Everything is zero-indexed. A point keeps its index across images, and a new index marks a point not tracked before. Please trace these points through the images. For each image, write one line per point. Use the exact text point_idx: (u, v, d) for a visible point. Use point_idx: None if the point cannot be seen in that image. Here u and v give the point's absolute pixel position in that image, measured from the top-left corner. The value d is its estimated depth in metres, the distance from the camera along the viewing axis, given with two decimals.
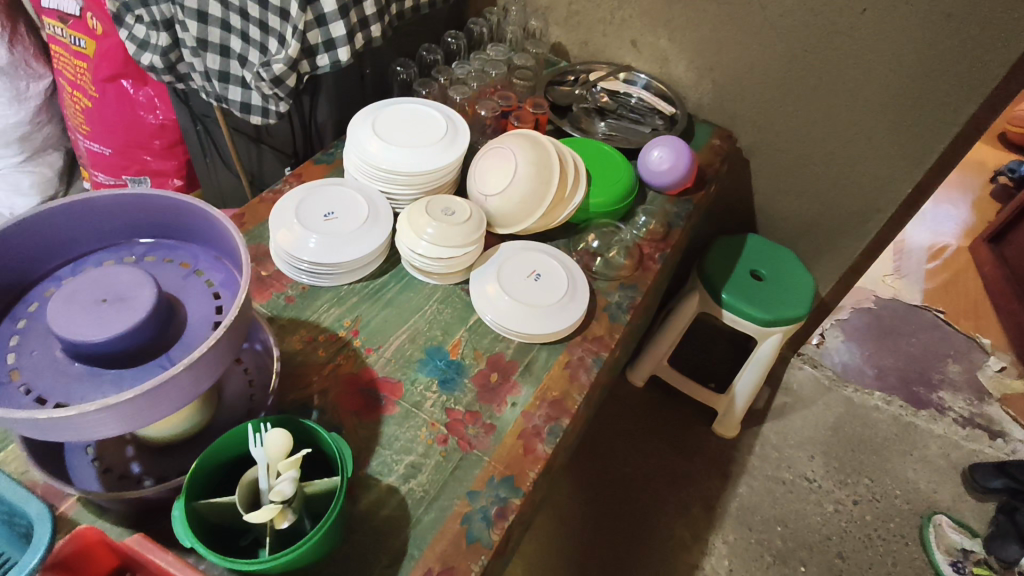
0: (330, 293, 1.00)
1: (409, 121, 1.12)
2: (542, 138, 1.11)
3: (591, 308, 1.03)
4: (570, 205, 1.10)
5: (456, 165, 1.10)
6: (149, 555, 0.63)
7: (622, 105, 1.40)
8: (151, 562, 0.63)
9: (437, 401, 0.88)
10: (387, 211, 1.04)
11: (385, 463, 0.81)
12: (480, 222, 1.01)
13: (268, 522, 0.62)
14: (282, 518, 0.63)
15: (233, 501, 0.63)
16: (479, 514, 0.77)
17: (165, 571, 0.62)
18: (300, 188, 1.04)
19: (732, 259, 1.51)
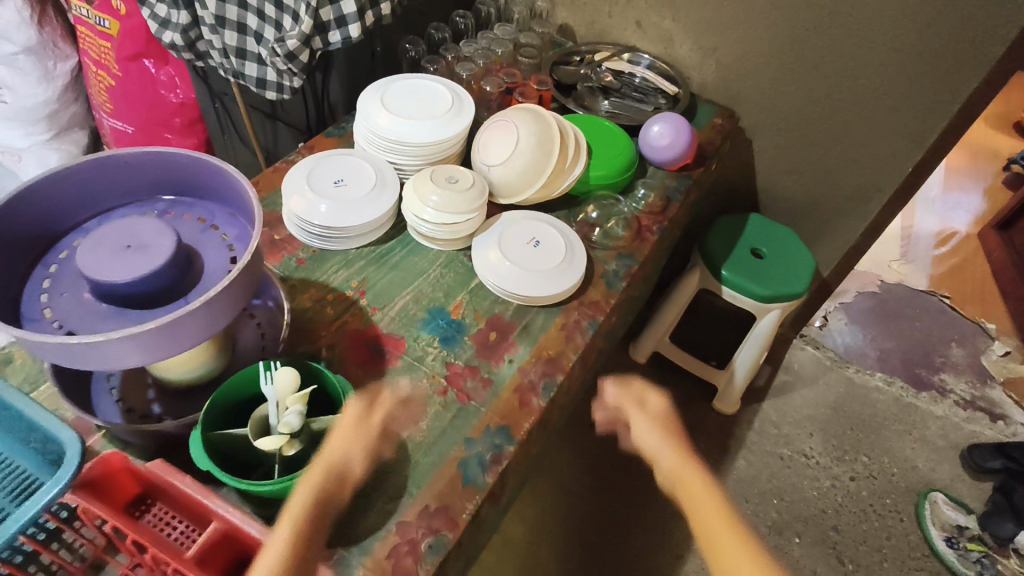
0: (338, 256, 1.05)
1: (415, 94, 1.16)
2: (544, 112, 1.14)
3: (588, 274, 1.08)
4: (570, 176, 1.14)
5: (462, 137, 1.15)
6: (168, 478, 0.69)
7: (626, 84, 1.43)
8: (169, 484, 0.69)
9: (438, 356, 0.93)
10: (395, 179, 1.09)
11: (388, 411, 0.86)
12: (482, 190, 1.06)
13: (277, 450, 0.68)
14: (290, 447, 0.68)
15: (245, 433, 0.68)
16: (474, 459, 0.82)
17: (183, 492, 0.68)
18: (311, 158, 1.09)
19: (734, 237, 1.53)
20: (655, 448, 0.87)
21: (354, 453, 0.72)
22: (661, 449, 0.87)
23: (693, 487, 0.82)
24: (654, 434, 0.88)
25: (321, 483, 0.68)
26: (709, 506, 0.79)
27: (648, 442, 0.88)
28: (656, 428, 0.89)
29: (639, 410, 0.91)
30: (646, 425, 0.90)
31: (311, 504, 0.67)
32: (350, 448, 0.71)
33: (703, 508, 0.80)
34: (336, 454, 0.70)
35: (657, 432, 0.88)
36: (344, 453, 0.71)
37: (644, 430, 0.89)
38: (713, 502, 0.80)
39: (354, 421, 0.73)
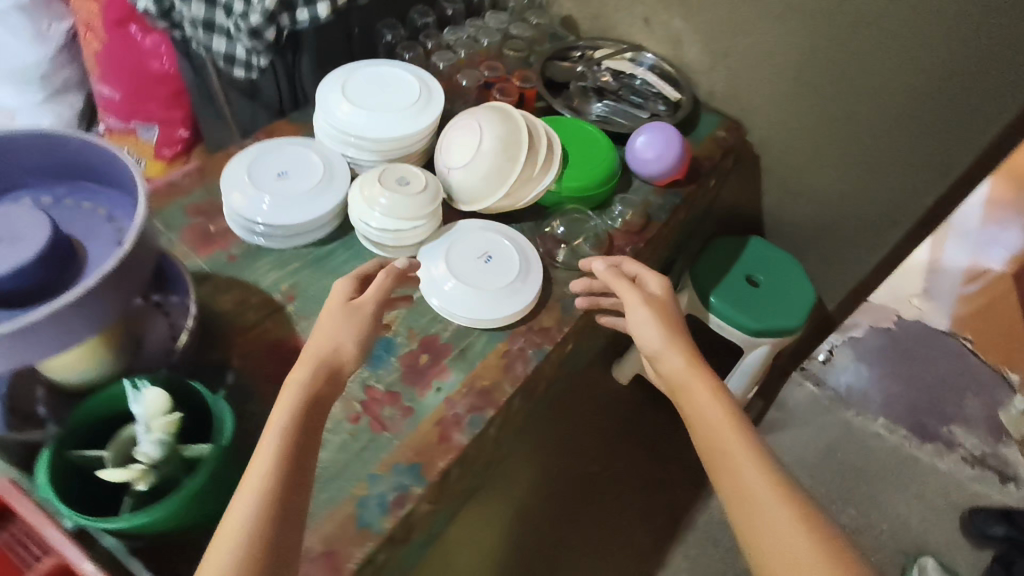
0: (273, 255, 0.97)
1: (379, 83, 1.07)
2: (514, 111, 1.04)
3: (544, 297, 0.98)
4: (538, 186, 1.04)
5: (425, 134, 1.06)
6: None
7: (624, 86, 1.32)
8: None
9: (358, 376, 0.85)
10: (345, 176, 1.01)
11: None
12: (434, 195, 0.97)
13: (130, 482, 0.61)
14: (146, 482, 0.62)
15: (104, 457, 0.63)
16: (374, 499, 0.74)
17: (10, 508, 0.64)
18: (258, 146, 1.01)
19: (730, 261, 1.41)
20: (658, 345, 0.84)
21: (344, 344, 0.75)
22: (659, 347, 0.84)
23: (694, 386, 0.80)
24: (656, 329, 0.85)
25: (311, 370, 0.72)
26: (711, 405, 0.78)
27: (650, 335, 0.85)
28: (656, 318, 0.86)
29: (639, 300, 0.88)
30: (645, 316, 0.86)
31: (306, 393, 0.69)
32: (337, 338, 0.75)
33: (714, 417, 0.77)
34: (326, 346, 0.75)
35: (657, 323, 0.85)
36: (332, 343, 0.75)
37: (645, 324, 0.86)
38: (721, 410, 0.77)
39: (339, 312, 0.78)
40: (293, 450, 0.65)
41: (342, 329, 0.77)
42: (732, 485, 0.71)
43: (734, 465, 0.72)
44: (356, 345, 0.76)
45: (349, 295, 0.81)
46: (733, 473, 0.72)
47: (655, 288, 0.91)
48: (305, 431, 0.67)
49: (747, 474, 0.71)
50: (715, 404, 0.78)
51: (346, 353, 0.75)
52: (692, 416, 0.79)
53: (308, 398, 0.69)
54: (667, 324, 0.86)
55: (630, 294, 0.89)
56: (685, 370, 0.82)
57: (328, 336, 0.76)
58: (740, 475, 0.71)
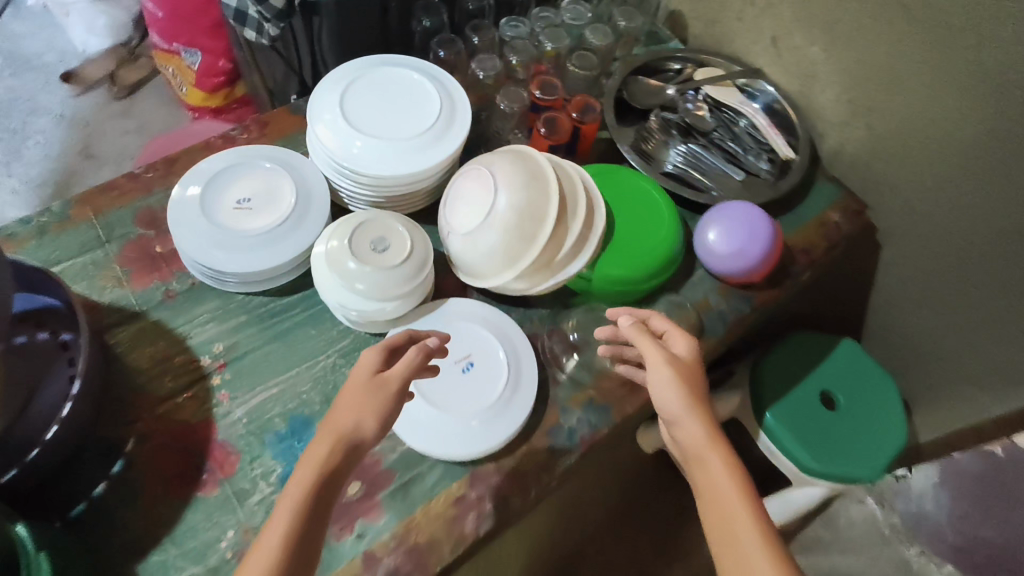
0: (217, 299, 0.78)
1: (389, 93, 0.83)
2: (548, 168, 0.77)
3: (531, 425, 0.76)
4: (557, 276, 0.78)
5: (433, 172, 0.82)
6: None
7: (724, 126, 1.01)
8: None
9: (266, 500, 0.68)
10: (320, 213, 0.79)
11: (164, 566, 0.63)
12: (417, 270, 0.75)
13: None
14: None
15: None
16: None
17: None
18: (232, 152, 0.81)
19: (806, 368, 1.12)
20: (674, 412, 0.62)
21: (368, 421, 0.59)
22: (678, 422, 0.62)
23: (714, 465, 0.58)
24: (677, 393, 0.62)
25: (327, 450, 0.56)
26: (731, 491, 0.56)
27: (666, 399, 0.62)
28: (678, 379, 0.63)
29: (659, 357, 0.64)
30: (665, 376, 0.63)
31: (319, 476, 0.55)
32: (360, 412, 0.59)
33: (733, 510, 0.55)
34: (346, 421, 0.58)
35: (679, 386, 0.62)
36: (353, 420, 0.58)
37: (661, 388, 0.63)
38: (744, 498, 0.56)
39: (364, 383, 0.61)
40: (295, 546, 0.52)
41: (365, 402, 0.60)
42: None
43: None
44: (381, 425, 0.60)
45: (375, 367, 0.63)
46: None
47: (677, 346, 0.67)
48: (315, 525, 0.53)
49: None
50: (736, 493, 0.56)
51: (372, 430, 0.59)
52: (707, 506, 0.57)
53: (318, 483, 0.54)
54: (688, 387, 0.63)
55: (649, 348, 0.66)
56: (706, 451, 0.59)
57: (348, 409, 0.60)
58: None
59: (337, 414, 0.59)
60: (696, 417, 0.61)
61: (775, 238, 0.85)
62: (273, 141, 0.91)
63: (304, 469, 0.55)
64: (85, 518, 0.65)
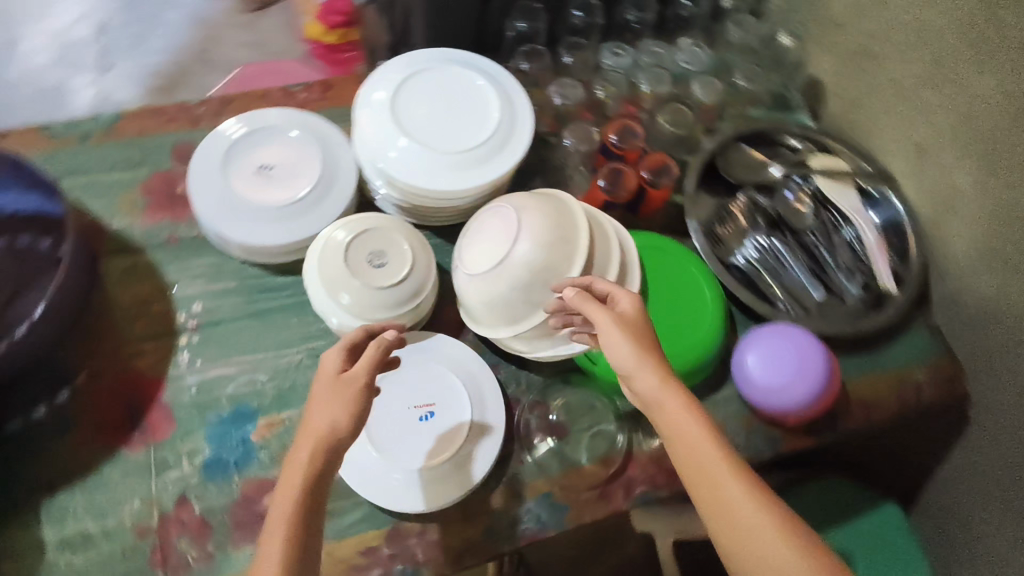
0: (216, 257, 0.75)
1: (447, 96, 0.75)
2: (582, 227, 0.67)
3: (475, 497, 0.68)
4: (558, 349, 0.69)
5: (467, 195, 0.74)
6: None
7: (823, 230, 0.84)
8: None
9: (182, 479, 0.65)
10: (339, 202, 0.74)
11: (64, 512, 0.62)
12: (407, 297, 0.68)
13: None
14: None
15: None
16: None
17: None
18: (284, 112, 0.77)
19: (839, 516, 0.87)
20: (630, 370, 0.57)
21: (343, 417, 0.53)
22: (640, 383, 0.57)
23: (676, 411, 0.55)
24: (635, 352, 0.57)
25: (307, 457, 0.52)
26: (699, 437, 0.54)
27: (622, 362, 0.57)
28: (631, 338, 0.57)
29: (608, 319, 0.58)
30: (618, 338, 0.57)
31: (303, 481, 0.51)
32: (332, 410, 0.54)
33: (705, 455, 0.53)
34: (320, 423, 0.53)
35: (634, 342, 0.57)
36: (327, 421, 0.53)
37: (618, 349, 0.57)
38: (712, 440, 0.54)
39: (332, 385, 0.55)
40: (301, 548, 0.49)
41: (336, 401, 0.54)
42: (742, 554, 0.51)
43: (746, 532, 0.51)
44: (357, 419, 0.54)
45: (341, 368, 0.57)
46: (746, 548, 0.51)
47: (620, 301, 0.60)
48: (314, 526, 0.50)
49: (763, 542, 0.51)
50: (705, 438, 0.54)
51: (350, 424, 0.54)
52: (677, 455, 0.55)
53: (305, 490, 0.50)
54: (643, 343, 0.58)
55: (598, 313, 0.59)
56: (670, 396, 0.55)
57: (320, 409, 0.54)
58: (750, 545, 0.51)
59: (311, 418, 0.54)
60: (651, 366, 0.56)
61: (829, 386, 0.72)
62: (331, 107, 0.86)
63: (286, 482, 0.51)
64: (15, 438, 0.65)
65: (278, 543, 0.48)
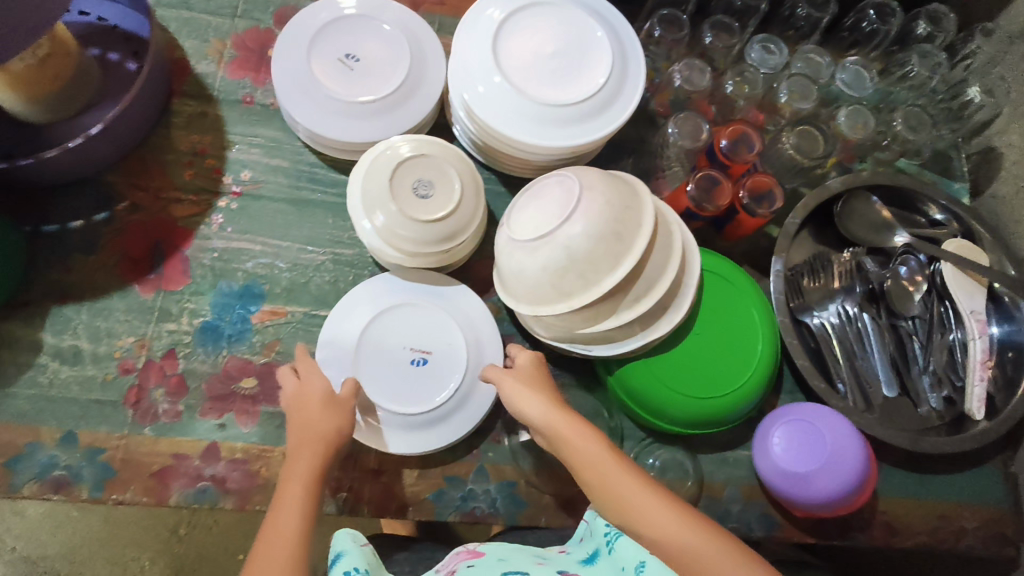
0: (279, 132, 0.74)
1: (561, 40, 0.67)
2: (642, 230, 0.59)
3: (438, 457, 0.66)
4: (574, 345, 0.64)
5: (540, 152, 0.68)
6: None
7: (927, 324, 0.72)
8: None
9: (177, 335, 0.66)
10: (411, 118, 0.70)
11: (69, 323, 0.65)
12: (437, 239, 0.63)
13: None
14: None
15: None
16: (43, 457, 0.61)
17: None
18: (401, 11, 0.73)
19: None
20: (532, 414, 0.56)
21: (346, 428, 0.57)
22: (542, 420, 0.56)
23: (569, 439, 0.54)
24: (533, 393, 0.58)
25: (314, 452, 0.54)
26: (604, 462, 0.52)
27: (525, 407, 0.57)
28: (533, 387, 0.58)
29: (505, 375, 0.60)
30: (519, 389, 0.58)
31: (316, 474, 0.53)
32: (334, 418, 0.57)
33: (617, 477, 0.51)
34: (327, 427, 0.56)
35: (537, 392, 0.58)
36: (332, 428, 0.56)
37: (524, 399, 0.57)
38: (610, 455, 0.52)
39: (333, 399, 0.58)
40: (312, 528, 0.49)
41: (337, 414, 0.58)
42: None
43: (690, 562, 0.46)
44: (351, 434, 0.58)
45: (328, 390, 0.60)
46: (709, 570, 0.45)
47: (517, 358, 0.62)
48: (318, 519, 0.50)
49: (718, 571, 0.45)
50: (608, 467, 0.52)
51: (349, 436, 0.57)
52: (596, 496, 0.51)
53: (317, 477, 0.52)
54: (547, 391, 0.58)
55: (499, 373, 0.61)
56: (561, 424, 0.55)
57: (322, 419, 0.57)
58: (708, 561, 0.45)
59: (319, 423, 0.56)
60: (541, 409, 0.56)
61: (864, 483, 0.63)
62: (445, 14, 0.80)
63: (295, 472, 0.52)
64: (51, 241, 0.67)
65: (296, 517, 0.49)
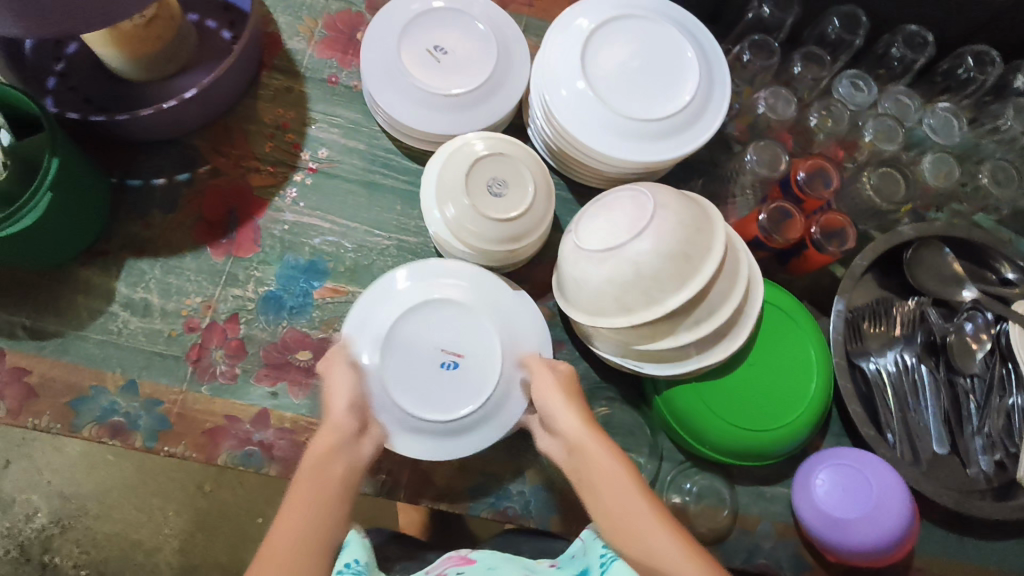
0: (359, 114, 0.75)
1: (649, 55, 0.67)
2: (710, 255, 0.59)
3: (477, 451, 0.66)
4: (627, 360, 0.63)
5: (613, 164, 0.68)
6: None
7: (987, 384, 0.70)
8: None
9: (242, 300, 0.68)
10: (489, 116, 0.70)
11: (142, 276, 0.68)
12: (503, 239, 0.64)
13: None
14: None
15: None
16: (105, 402, 0.64)
17: None
18: (492, 9, 0.73)
19: None
20: (558, 412, 0.59)
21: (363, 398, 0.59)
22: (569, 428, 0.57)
23: (592, 445, 0.55)
24: (563, 396, 0.59)
25: (327, 443, 0.54)
26: (619, 474, 0.52)
27: (553, 407, 0.59)
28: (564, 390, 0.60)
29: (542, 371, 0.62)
30: (552, 388, 0.61)
31: (328, 464, 0.52)
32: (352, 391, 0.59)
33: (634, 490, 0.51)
34: (343, 401, 0.58)
35: (565, 396, 0.59)
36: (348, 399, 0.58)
37: (553, 399, 0.59)
38: (625, 469, 0.53)
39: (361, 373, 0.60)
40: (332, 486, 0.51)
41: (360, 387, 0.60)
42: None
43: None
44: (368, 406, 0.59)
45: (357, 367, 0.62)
46: None
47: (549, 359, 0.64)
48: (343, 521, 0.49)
49: None
50: (618, 473, 0.52)
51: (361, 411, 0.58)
52: (596, 506, 0.52)
53: (333, 447, 0.54)
54: (575, 398, 0.60)
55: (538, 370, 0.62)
56: (581, 428, 0.57)
57: (346, 393, 0.58)
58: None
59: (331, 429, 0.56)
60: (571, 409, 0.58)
61: (909, 531, 0.62)
62: (532, 16, 0.81)
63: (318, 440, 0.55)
64: (133, 196, 0.70)
65: (314, 479, 0.51)
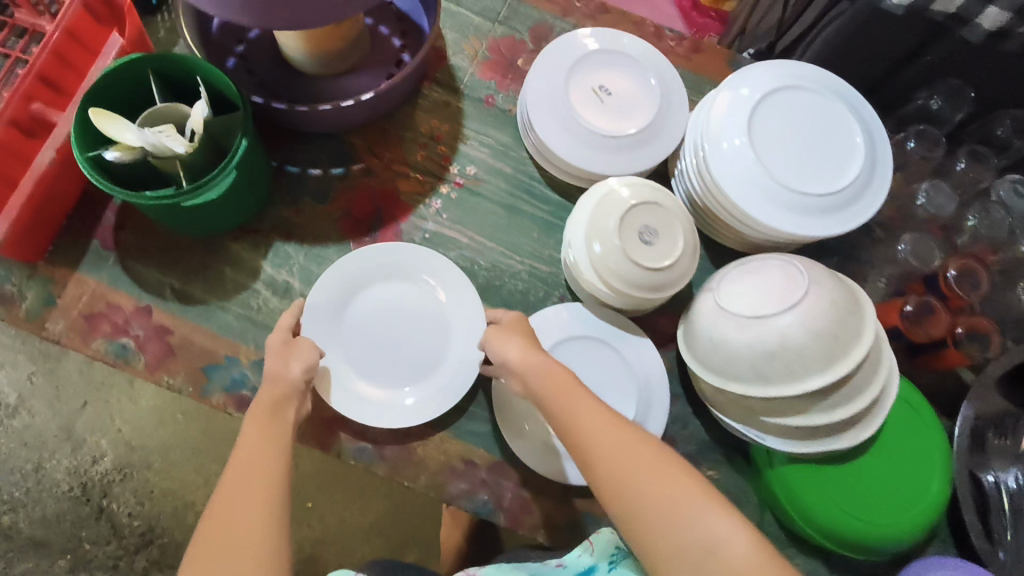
0: (510, 138, 0.77)
1: (812, 130, 0.68)
2: (857, 340, 0.58)
3: (579, 488, 0.67)
4: (747, 425, 0.63)
5: (760, 230, 0.68)
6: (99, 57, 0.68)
7: None
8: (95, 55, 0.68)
9: None
10: (642, 161, 0.71)
11: (286, 259, 0.70)
12: (643, 287, 0.64)
13: (116, 122, 0.58)
14: (114, 128, 0.57)
15: (150, 113, 0.62)
16: (235, 373, 0.66)
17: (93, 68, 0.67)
18: (659, 59, 0.74)
19: None
20: (509, 351, 0.56)
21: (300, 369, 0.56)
22: (514, 361, 0.56)
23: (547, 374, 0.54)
24: (515, 339, 0.57)
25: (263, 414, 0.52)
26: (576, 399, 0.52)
27: (504, 347, 0.57)
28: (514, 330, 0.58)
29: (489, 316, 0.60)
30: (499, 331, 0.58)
31: (264, 444, 0.50)
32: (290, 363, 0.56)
33: (582, 406, 0.52)
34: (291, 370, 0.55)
35: (516, 334, 0.58)
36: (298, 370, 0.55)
37: (501, 341, 0.57)
38: (584, 395, 0.52)
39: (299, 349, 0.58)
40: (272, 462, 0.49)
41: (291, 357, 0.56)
42: (682, 553, 0.44)
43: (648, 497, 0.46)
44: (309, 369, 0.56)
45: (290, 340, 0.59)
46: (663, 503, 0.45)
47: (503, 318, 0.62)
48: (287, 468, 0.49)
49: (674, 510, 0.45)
50: (583, 401, 0.52)
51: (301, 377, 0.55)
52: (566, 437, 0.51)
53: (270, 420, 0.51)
54: (527, 336, 0.58)
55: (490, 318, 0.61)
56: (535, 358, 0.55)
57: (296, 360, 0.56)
58: (640, 517, 0.46)
59: (274, 381, 0.54)
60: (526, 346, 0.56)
61: None
62: (690, 69, 0.82)
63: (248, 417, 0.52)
64: (288, 181, 0.73)
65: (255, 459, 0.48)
